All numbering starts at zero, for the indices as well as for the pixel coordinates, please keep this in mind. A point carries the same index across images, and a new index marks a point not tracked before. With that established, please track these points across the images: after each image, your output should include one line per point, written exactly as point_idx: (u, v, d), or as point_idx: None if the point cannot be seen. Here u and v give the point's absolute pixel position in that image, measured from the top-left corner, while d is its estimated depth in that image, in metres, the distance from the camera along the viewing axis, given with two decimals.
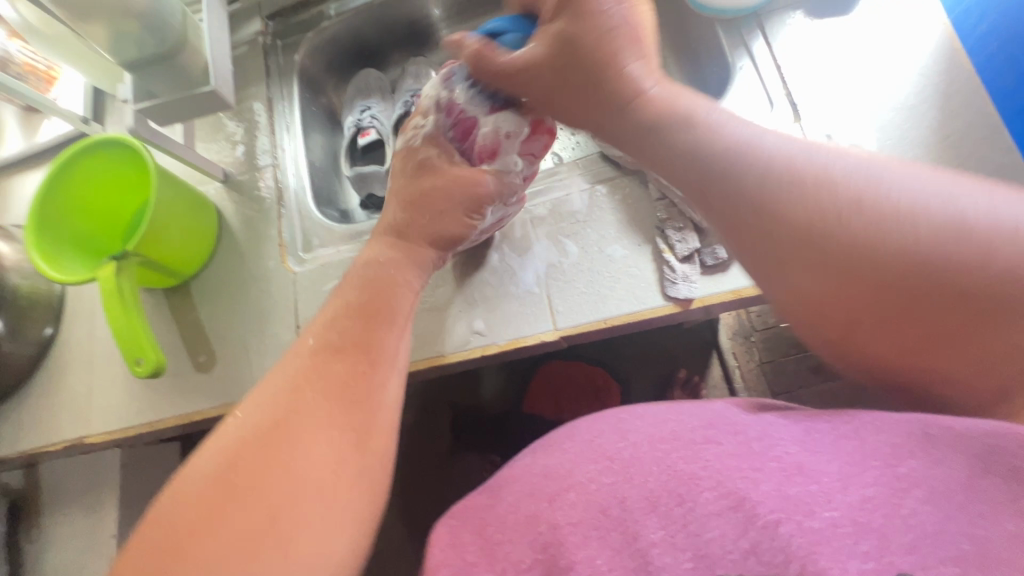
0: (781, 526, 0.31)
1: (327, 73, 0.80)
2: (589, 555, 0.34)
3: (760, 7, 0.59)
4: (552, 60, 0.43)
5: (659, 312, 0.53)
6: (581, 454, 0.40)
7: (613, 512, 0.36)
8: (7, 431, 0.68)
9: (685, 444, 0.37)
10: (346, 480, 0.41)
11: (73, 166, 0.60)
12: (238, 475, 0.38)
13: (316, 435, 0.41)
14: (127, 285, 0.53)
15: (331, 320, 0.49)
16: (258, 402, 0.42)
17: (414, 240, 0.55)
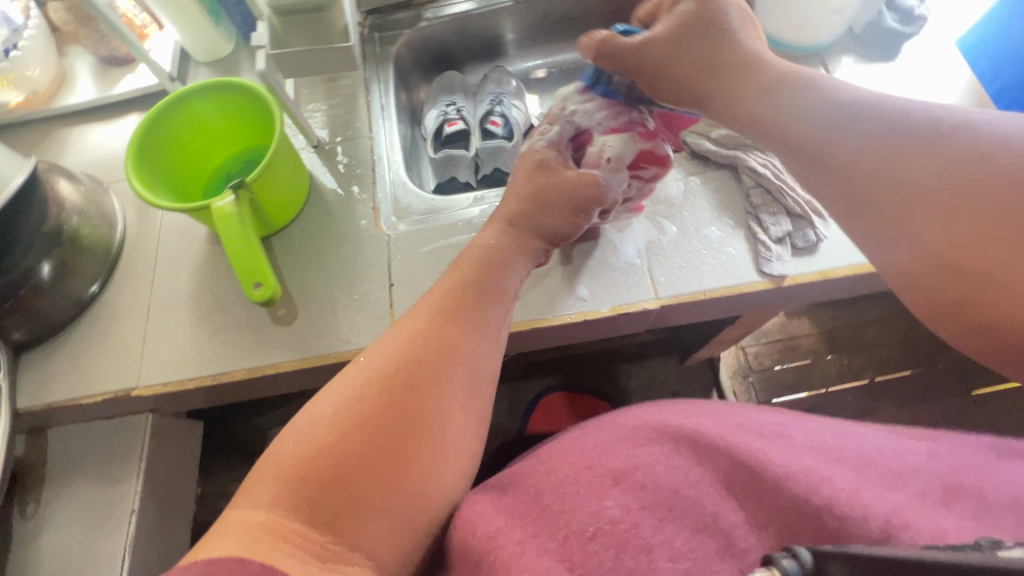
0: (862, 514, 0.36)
1: (415, 71, 0.85)
2: (666, 538, 0.42)
3: (820, 49, 0.70)
4: (677, 38, 0.51)
5: (755, 287, 0.57)
6: (635, 437, 0.48)
7: (686, 493, 0.44)
8: (29, 384, 0.61)
9: (722, 430, 0.49)
10: (463, 440, 0.44)
11: (186, 104, 0.60)
12: (366, 422, 0.40)
13: (432, 396, 0.43)
14: (247, 215, 0.52)
15: (432, 290, 0.50)
16: (390, 355, 0.44)
17: (524, 231, 0.56)
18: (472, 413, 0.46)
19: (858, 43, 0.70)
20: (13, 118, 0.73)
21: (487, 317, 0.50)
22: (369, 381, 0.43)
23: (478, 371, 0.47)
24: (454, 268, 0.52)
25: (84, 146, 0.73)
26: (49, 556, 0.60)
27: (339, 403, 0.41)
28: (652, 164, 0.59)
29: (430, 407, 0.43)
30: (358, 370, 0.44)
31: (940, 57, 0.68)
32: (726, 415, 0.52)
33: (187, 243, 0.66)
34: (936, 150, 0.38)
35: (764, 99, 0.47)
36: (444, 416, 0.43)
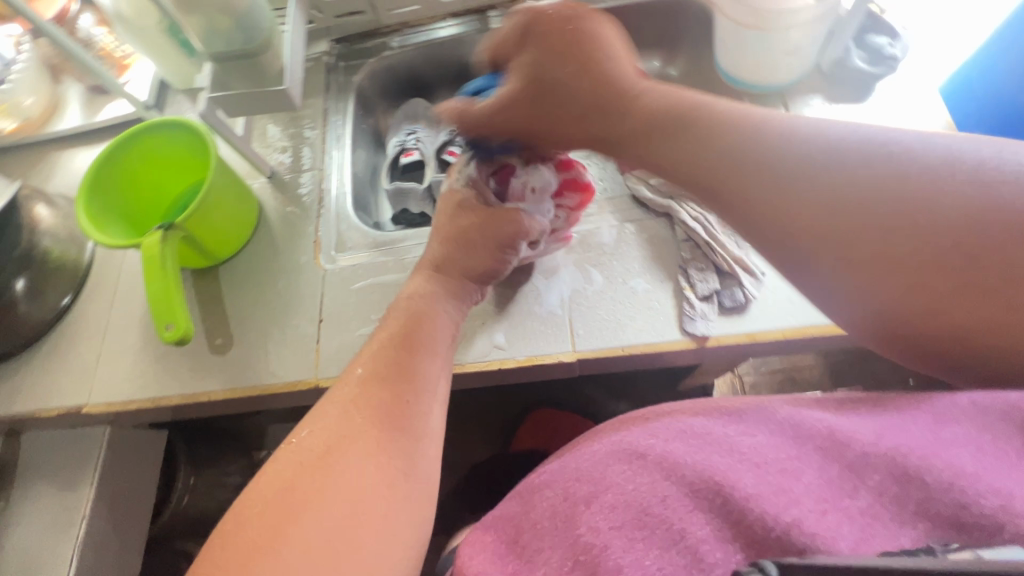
0: (826, 510, 0.34)
1: (382, 98, 0.86)
2: (636, 557, 0.35)
3: (783, 88, 0.65)
4: (518, 94, 0.52)
5: (676, 346, 0.55)
6: (612, 456, 0.41)
7: (655, 510, 0.37)
8: (3, 393, 0.67)
9: (714, 444, 0.39)
10: (402, 506, 0.41)
11: (136, 140, 0.63)
12: (298, 505, 0.38)
13: (367, 464, 0.41)
14: (170, 255, 0.55)
15: (373, 352, 0.48)
16: (312, 433, 0.43)
17: (452, 275, 0.55)
18: (411, 480, 0.42)
19: (827, 82, 0.65)
20: (10, 144, 0.79)
21: (426, 373, 0.48)
22: (301, 458, 0.40)
23: (416, 432, 0.44)
24: (388, 325, 0.51)
25: (70, 171, 0.78)
26: (10, 553, 0.66)
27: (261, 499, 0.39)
28: (574, 190, 0.61)
29: (369, 478, 0.40)
30: (291, 449, 0.42)
31: (918, 98, 0.63)
32: (710, 419, 0.42)
33: None
34: (878, 181, 0.36)
35: (681, 138, 0.44)
36: (386, 483, 0.41)
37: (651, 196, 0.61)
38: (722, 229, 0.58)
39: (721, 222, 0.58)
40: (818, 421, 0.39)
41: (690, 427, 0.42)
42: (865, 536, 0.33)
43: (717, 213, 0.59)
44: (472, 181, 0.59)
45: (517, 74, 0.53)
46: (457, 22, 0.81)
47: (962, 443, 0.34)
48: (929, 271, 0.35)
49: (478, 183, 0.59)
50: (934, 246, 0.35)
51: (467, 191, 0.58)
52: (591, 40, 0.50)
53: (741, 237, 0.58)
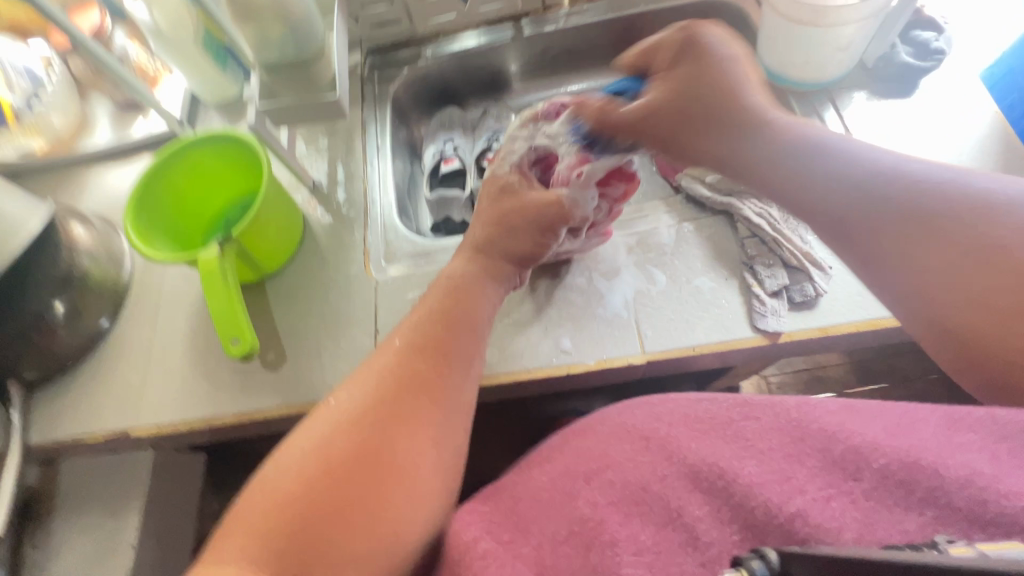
0: (830, 499, 0.38)
1: (415, 108, 0.86)
2: (632, 531, 0.39)
3: (828, 85, 0.66)
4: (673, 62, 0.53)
5: (748, 343, 0.54)
6: (616, 437, 0.45)
7: (653, 488, 0.41)
8: (42, 419, 0.64)
9: (726, 424, 0.44)
10: (436, 475, 0.43)
11: (183, 154, 0.62)
12: (338, 465, 0.39)
13: (404, 432, 0.42)
14: (228, 268, 0.54)
15: (406, 327, 0.49)
16: (356, 397, 0.44)
17: (494, 257, 0.54)
18: (444, 449, 0.44)
19: (871, 76, 0.66)
20: (37, 165, 0.77)
21: (461, 350, 0.49)
22: (337, 422, 0.42)
23: (450, 403, 0.46)
24: (426, 300, 0.52)
25: (103, 191, 0.76)
26: None
27: (306, 452, 0.40)
28: (620, 180, 0.59)
29: (405, 445, 0.42)
30: (328, 412, 0.43)
31: (963, 90, 0.64)
32: (714, 405, 0.46)
33: (189, 287, 0.69)
34: (902, 194, 0.41)
35: (721, 134, 0.49)
36: (419, 450, 0.42)
37: (710, 195, 0.61)
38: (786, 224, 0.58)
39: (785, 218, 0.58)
40: (828, 411, 0.43)
41: (717, 418, 0.45)
42: (862, 528, 0.36)
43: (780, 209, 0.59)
44: (517, 167, 0.59)
45: (667, 83, 0.52)
46: (491, 30, 0.82)
47: (976, 449, 0.38)
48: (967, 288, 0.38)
49: (523, 169, 0.59)
50: (966, 251, 0.38)
51: (513, 175, 0.58)
52: (732, 65, 0.51)
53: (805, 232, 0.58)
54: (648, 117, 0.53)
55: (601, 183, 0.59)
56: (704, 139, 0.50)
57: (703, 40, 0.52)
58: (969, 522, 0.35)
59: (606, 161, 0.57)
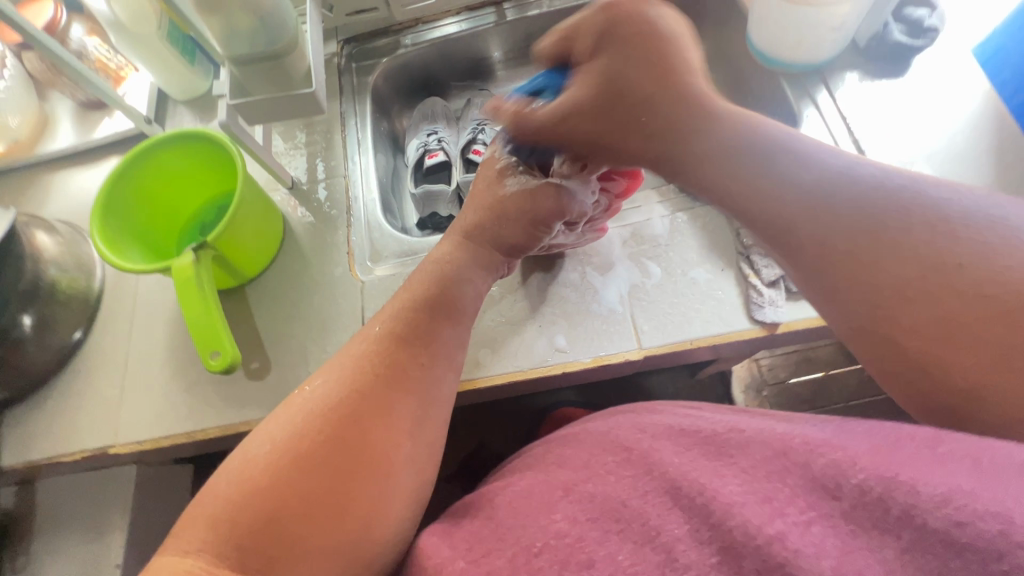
0: (853, 530, 0.28)
1: (396, 99, 0.82)
2: (609, 552, 0.32)
3: (820, 66, 0.65)
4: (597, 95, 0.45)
5: (746, 335, 0.53)
6: (598, 446, 0.40)
7: (632, 504, 0.34)
8: (15, 439, 0.62)
9: (710, 434, 0.37)
10: (416, 466, 0.40)
11: (150, 156, 0.58)
12: (310, 454, 0.36)
13: (382, 424, 0.39)
14: (204, 276, 0.52)
15: (383, 315, 0.46)
16: (334, 383, 0.40)
17: (485, 246, 0.52)
18: (425, 438, 0.41)
19: (863, 57, 0.65)
20: None
21: (440, 340, 0.46)
22: (309, 411, 0.38)
23: (428, 393, 0.43)
24: (408, 288, 0.49)
25: (67, 194, 0.73)
26: None
27: (276, 439, 0.37)
28: (623, 176, 0.56)
29: (384, 433, 0.38)
30: (300, 401, 0.39)
31: (954, 68, 0.62)
32: (705, 418, 0.39)
33: (166, 295, 0.66)
34: (876, 214, 0.34)
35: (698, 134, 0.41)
36: (397, 441, 0.39)
37: None
38: None
39: None
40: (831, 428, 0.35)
41: (714, 423, 0.40)
42: (917, 570, 0.26)
43: None
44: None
45: (588, 77, 0.46)
46: (472, 15, 0.78)
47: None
48: (958, 345, 0.30)
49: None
50: (923, 267, 0.32)
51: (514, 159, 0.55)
52: (675, 48, 0.44)
53: None
54: (571, 107, 0.46)
55: (602, 180, 0.56)
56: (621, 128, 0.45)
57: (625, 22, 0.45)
58: (1003, 552, 0.25)
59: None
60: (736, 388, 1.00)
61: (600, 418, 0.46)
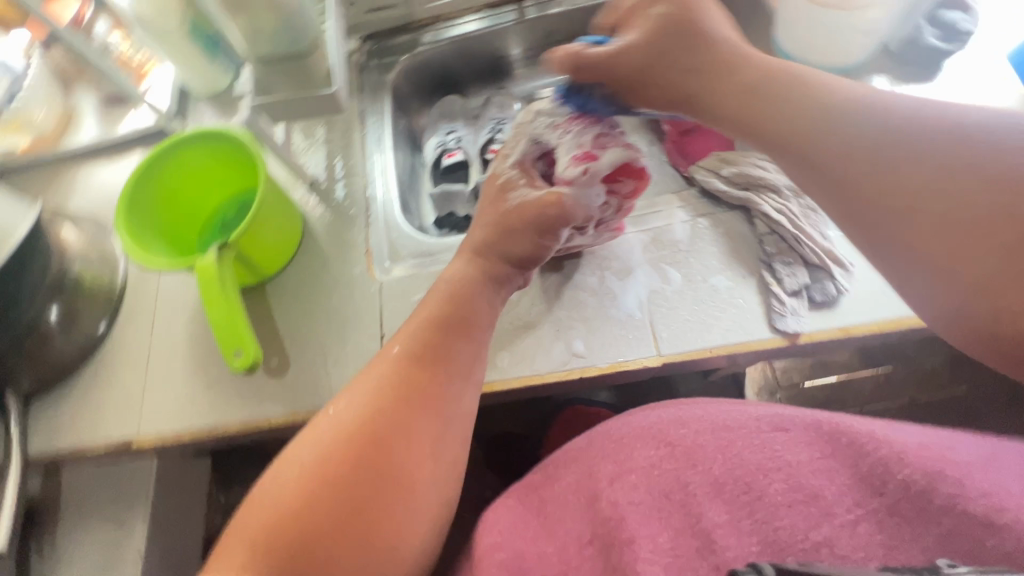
0: (858, 523, 0.38)
1: (415, 97, 0.82)
2: (652, 533, 0.39)
3: (850, 68, 0.63)
4: (654, 41, 0.49)
5: (767, 344, 0.53)
6: (642, 437, 0.45)
7: (676, 495, 0.41)
8: (41, 428, 0.63)
9: (750, 436, 0.43)
10: (437, 483, 0.41)
11: (173, 155, 0.59)
12: (336, 481, 0.38)
13: (406, 447, 0.41)
14: (227, 275, 0.52)
15: (403, 334, 0.47)
16: (355, 405, 0.42)
17: (494, 260, 0.52)
18: (445, 455, 0.43)
19: (895, 60, 0.63)
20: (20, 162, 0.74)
21: (458, 358, 0.47)
22: (334, 436, 0.40)
23: (449, 413, 0.44)
24: (425, 305, 0.50)
25: (91, 187, 0.74)
26: None
27: (303, 464, 0.39)
28: (630, 176, 0.55)
29: (403, 455, 0.40)
30: (324, 426, 0.41)
31: (990, 73, 0.61)
32: (744, 414, 0.45)
33: (188, 291, 0.67)
34: (953, 149, 0.37)
35: (764, 100, 0.44)
36: (420, 462, 0.41)
37: (727, 188, 0.59)
38: (805, 219, 0.56)
39: (804, 213, 0.56)
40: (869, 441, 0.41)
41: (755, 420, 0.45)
42: (888, 541, 0.37)
43: (798, 204, 0.57)
44: (518, 164, 0.56)
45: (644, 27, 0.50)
46: (493, 13, 0.77)
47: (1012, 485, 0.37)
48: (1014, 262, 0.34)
49: (527, 166, 0.56)
50: (988, 193, 0.35)
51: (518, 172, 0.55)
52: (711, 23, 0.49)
53: (825, 226, 0.56)
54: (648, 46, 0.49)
55: (608, 184, 0.55)
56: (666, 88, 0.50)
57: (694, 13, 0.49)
58: (981, 527, 0.35)
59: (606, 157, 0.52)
60: (749, 390, 0.97)
61: (641, 411, 0.50)
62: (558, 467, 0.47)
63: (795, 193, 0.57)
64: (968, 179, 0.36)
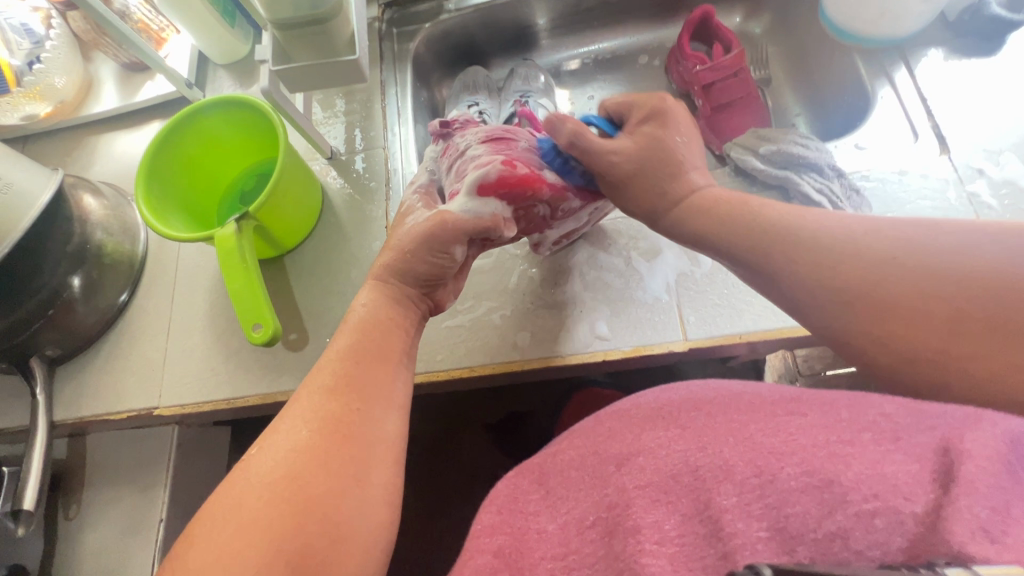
0: (874, 515, 0.29)
1: (437, 69, 0.79)
2: (657, 519, 0.32)
3: (901, 41, 0.60)
4: (641, 151, 0.49)
5: (801, 332, 0.51)
6: (650, 423, 0.38)
7: (684, 479, 0.33)
8: (66, 395, 0.64)
9: (767, 417, 0.35)
10: (374, 516, 0.36)
11: (191, 123, 0.58)
12: (253, 557, 0.32)
13: (330, 492, 0.35)
14: (248, 247, 0.52)
15: (311, 375, 0.41)
16: (264, 455, 0.36)
17: (393, 285, 0.47)
18: (375, 484, 0.37)
19: (950, 32, 0.59)
20: (43, 127, 0.74)
21: (376, 383, 0.41)
22: (243, 504, 0.34)
23: (374, 442, 0.38)
24: (335, 337, 0.44)
25: (112, 156, 0.73)
26: (86, 559, 0.63)
27: (210, 542, 0.33)
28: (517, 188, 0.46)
29: (322, 499, 0.34)
30: (230, 495, 0.34)
31: None
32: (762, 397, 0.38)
33: (206, 263, 0.67)
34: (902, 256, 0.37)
35: (708, 218, 0.46)
36: (349, 504, 0.35)
37: (763, 167, 0.56)
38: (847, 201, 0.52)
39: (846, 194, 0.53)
40: (883, 414, 0.34)
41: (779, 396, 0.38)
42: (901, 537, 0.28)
43: (841, 185, 0.53)
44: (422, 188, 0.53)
45: (635, 136, 0.51)
46: None
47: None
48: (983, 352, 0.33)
49: (429, 192, 0.52)
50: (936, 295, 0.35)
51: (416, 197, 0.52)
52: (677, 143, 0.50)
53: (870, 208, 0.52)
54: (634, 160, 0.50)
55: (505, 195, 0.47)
56: (645, 201, 0.50)
57: (667, 111, 0.51)
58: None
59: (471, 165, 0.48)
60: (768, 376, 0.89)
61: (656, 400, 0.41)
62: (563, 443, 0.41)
63: (838, 172, 0.53)
64: (914, 287, 0.35)
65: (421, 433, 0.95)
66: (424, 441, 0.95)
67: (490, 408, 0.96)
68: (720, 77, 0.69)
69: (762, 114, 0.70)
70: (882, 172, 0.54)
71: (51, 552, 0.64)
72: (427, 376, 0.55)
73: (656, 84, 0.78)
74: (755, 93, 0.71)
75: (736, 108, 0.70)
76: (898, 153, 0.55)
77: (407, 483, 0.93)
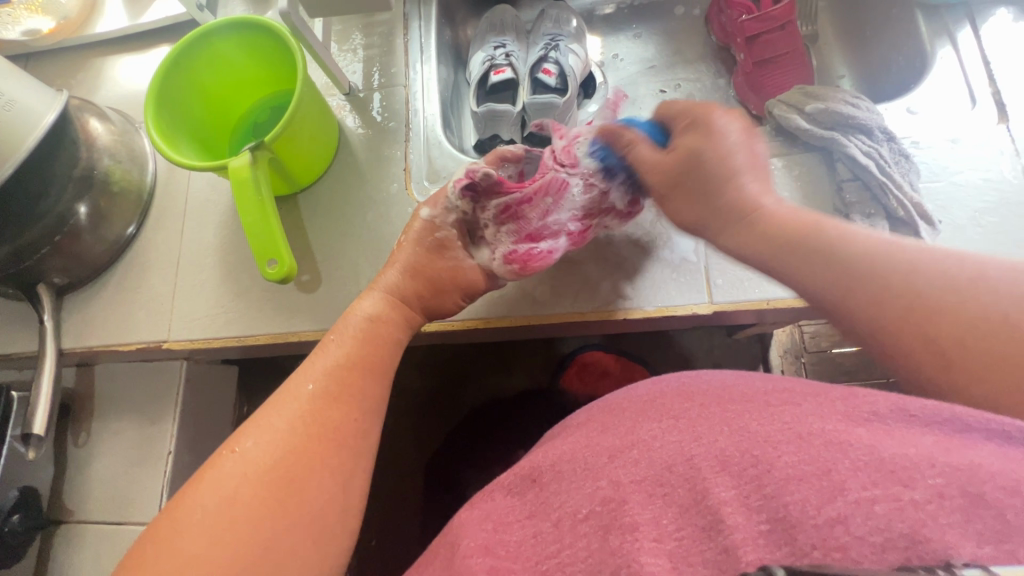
0: (875, 504, 0.27)
1: (464, 6, 0.75)
2: (654, 516, 0.31)
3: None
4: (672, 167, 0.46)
5: None
6: (640, 413, 0.37)
7: (678, 469, 0.32)
8: (73, 324, 0.63)
9: (759, 407, 0.34)
10: (346, 521, 0.37)
11: (202, 45, 0.54)
12: (223, 552, 0.32)
13: (315, 487, 0.36)
14: (261, 179, 0.49)
15: (307, 374, 0.40)
16: (254, 445, 0.36)
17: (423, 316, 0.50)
18: (353, 486, 0.38)
19: None
20: (46, 45, 0.70)
21: (368, 395, 0.41)
22: (226, 490, 0.34)
23: (359, 451, 0.39)
24: (334, 341, 0.43)
25: (118, 81, 0.70)
26: (93, 489, 0.64)
27: (195, 532, 0.32)
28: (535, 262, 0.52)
29: (303, 497, 0.35)
30: (214, 483, 0.34)
31: None
32: (752, 387, 0.37)
33: (215, 197, 0.65)
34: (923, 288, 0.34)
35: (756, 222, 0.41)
36: (318, 509, 0.35)
37: (808, 126, 0.52)
38: (895, 166, 0.50)
39: (895, 159, 0.50)
40: (872, 410, 0.32)
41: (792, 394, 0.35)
42: (913, 530, 0.26)
43: (890, 148, 0.51)
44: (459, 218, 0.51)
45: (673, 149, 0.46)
46: None
47: None
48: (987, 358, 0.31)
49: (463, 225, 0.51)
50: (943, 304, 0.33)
51: (452, 227, 0.51)
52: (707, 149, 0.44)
53: (917, 176, 0.50)
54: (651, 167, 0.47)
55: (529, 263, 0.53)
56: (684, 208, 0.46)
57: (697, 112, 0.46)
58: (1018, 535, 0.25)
59: (500, 252, 0.51)
60: (773, 351, 0.87)
61: (643, 386, 0.41)
62: (559, 436, 0.39)
63: (889, 136, 0.51)
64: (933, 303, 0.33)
65: (421, 387, 0.95)
66: (427, 394, 0.95)
67: (492, 369, 0.94)
68: (766, 29, 0.65)
69: (805, 72, 0.66)
70: (933, 137, 0.51)
71: (56, 480, 0.65)
72: (442, 325, 0.54)
73: (694, 36, 0.73)
74: (801, 49, 0.67)
75: (779, 65, 0.66)
76: (952, 119, 0.52)
77: (408, 433, 0.94)
